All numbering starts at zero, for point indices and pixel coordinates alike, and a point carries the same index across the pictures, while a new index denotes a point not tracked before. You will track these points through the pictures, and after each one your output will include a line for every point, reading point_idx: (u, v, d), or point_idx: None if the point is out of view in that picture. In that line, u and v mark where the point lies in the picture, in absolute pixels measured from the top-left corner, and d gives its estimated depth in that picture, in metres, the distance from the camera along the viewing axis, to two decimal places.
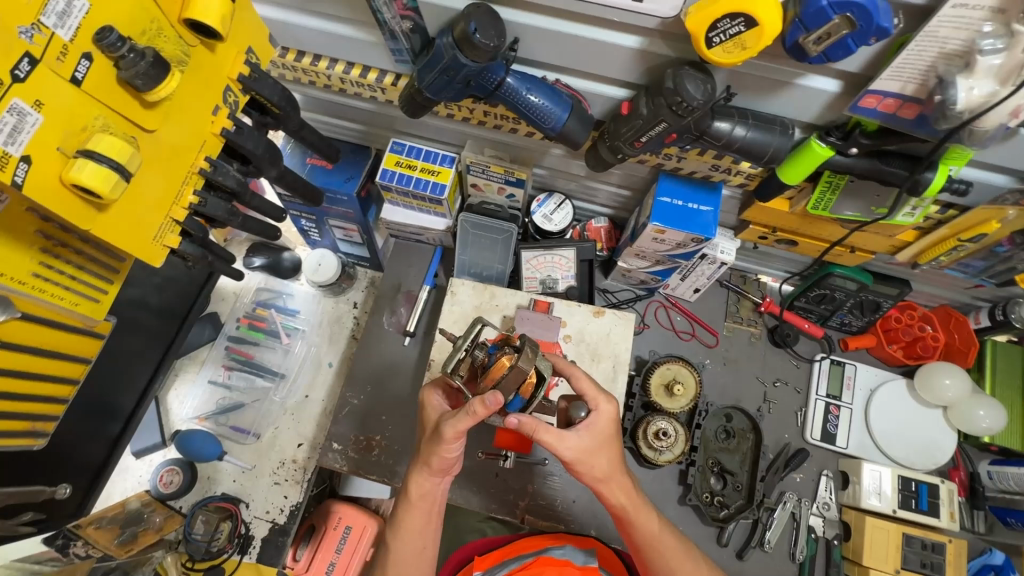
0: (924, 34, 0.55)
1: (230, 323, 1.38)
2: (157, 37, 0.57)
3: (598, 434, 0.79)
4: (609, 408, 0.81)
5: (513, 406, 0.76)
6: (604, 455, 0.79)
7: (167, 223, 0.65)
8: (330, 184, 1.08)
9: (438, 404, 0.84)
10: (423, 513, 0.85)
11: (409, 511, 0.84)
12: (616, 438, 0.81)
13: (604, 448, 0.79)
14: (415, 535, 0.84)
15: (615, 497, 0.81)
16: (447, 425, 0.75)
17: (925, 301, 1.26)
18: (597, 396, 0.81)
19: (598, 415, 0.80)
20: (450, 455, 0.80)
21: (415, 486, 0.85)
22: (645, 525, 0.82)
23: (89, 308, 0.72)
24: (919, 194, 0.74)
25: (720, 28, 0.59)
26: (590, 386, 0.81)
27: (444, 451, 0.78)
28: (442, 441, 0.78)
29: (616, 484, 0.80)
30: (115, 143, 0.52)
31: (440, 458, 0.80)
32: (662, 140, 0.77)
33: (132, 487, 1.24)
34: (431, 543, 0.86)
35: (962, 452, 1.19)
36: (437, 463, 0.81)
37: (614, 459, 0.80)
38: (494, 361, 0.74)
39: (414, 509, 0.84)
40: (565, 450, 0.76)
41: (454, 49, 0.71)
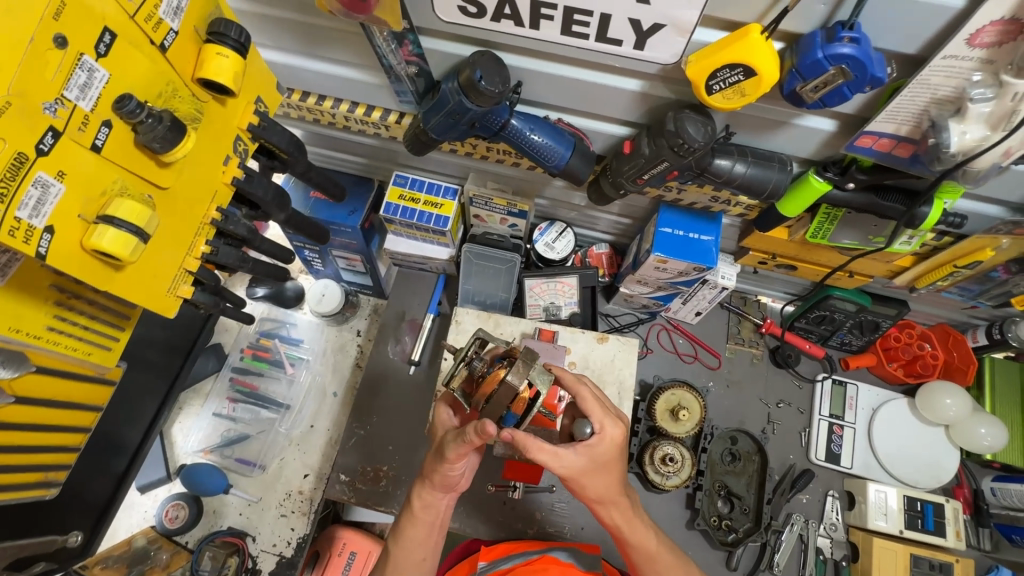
0: (916, 82, 0.57)
1: (234, 354, 1.38)
2: (171, 98, 0.59)
3: (599, 458, 0.75)
4: (615, 430, 0.76)
5: (507, 421, 0.70)
6: (603, 476, 0.76)
7: (180, 274, 0.66)
8: (334, 218, 1.09)
9: (446, 418, 0.84)
10: (425, 526, 0.83)
11: (413, 525, 0.83)
12: (619, 459, 0.77)
13: (603, 470, 0.76)
14: (417, 546, 0.83)
15: (610, 514, 0.80)
16: (452, 442, 0.73)
17: (923, 319, 1.27)
18: (603, 418, 0.75)
19: (602, 440, 0.75)
20: (454, 473, 0.78)
21: (417, 498, 0.84)
22: (640, 541, 0.81)
23: (101, 356, 0.73)
24: (916, 227, 0.76)
25: (719, 77, 0.61)
26: (596, 406, 0.76)
27: (446, 470, 0.77)
28: (443, 459, 0.76)
29: (615, 503, 0.79)
30: (134, 208, 0.54)
31: (445, 474, 0.79)
32: (664, 177, 0.78)
33: (137, 522, 1.24)
34: (432, 552, 0.84)
35: (965, 469, 1.20)
36: (441, 479, 0.80)
37: (612, 481, 0.77)
38: (490, 370, 0.68)
39: (417, 522, 0.83)
40: (559, 467, 0.73)
41: (459, 94, 0.72)
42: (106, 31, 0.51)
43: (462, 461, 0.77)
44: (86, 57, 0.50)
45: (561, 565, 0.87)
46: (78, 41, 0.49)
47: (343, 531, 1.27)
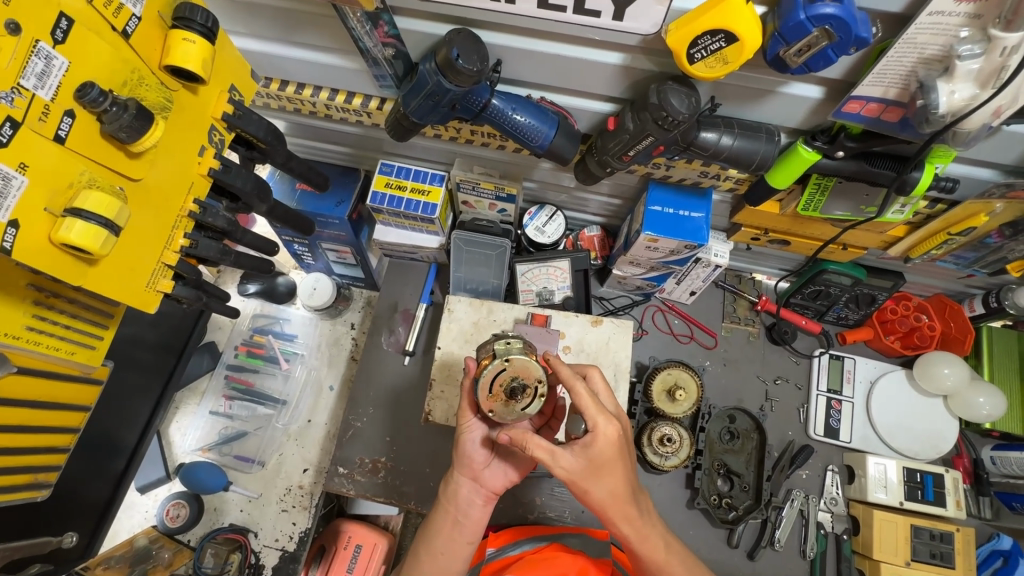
0: (902, 41, 0.55)
1: (229, 352, 1.38)
2: (138, 86, 0.57)
3: (596, 458, 0.71)
4: (608, 428, 0.71)
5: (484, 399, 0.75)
6: (603, 479, 0.72)
7: (159, 268, 0.65)
8: (320, 210, 1.07)
9: None
10: (448, 519, 0.79)
11: (436, 515, 0.80)
12: (616, 463, 0.72)
13: (604, 471, 0.72)
14: (438, 537, 0.78)
15: (620, 523, 0.75)
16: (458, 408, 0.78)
17: (919, 291, 1.27)
18: (596, 415, 0.71)
19: (595, 439, 0.71)
20: (469, 441, 0.78)
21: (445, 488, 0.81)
22: (648, 555, 0.77)
23: (85, 356, 0.72)
24: (908, 193, 0.74)
25: (701, 44, 0.60)
26: (588, 404, 0.71)
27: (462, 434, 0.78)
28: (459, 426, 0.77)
29: (621, 514, 0.74)
30: (103, 200, 0.53)
31: (463, 446, 0.78)
32: (650, 153, 0.77)
33: (139, 523, 1.23)
34: (451, 551, 0.78)
35: (965, 439, 1.19)
36: (463, 452, 0.79)
37: (617, 484, 0.72)
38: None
39: (441, 512, 0.79)
40: (556, 469, 0.71)
41: (437, 75, 0.71)
42: (62, 17, 0.50)
43: (475, 422, 0.77)
44: (42, 44, 0.49)
45: (571, 552, 0.87)
46: (32, 27, 0.48)
47: (347, 525, 1.27)
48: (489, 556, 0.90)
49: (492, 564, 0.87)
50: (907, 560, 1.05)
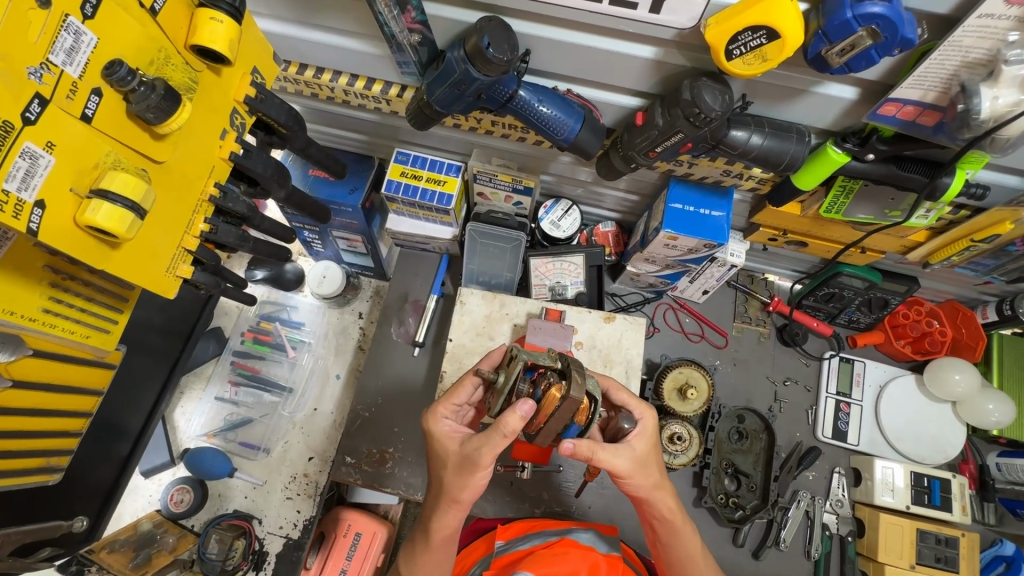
0: (948, 44, 0.54)
1: (235, 338, 1.36)
2: (165, 66, 0.56)
3: (647, 447, 0.75)
4: (651, 417, 0.77)
5: (568, 434, 0.70)
6: (654, 465, 0.75)
7: (179, 253, 0.64)
8: (334, 196, 1.06)
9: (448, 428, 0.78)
10: (446, 548, 0.78)
11: (430, 550, 0.78)
12: (658, 451, 0.77)
13: (655, 459, 0.76)
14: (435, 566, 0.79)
15: (660, 511, 0.77)
16: (483, 451, 0.69)
17: (931, 296, 1.26)
18: (640, 405, 0.78)
19: (641, 424, 0.76)
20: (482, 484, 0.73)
21: (436, 527, 0.77)
22: (685, 546, 0.79)
23: (100, 339, 0.71)
24: (937, 199, 0.74)
25: (741, 40, 0.58)
26: (632, 397, 0.78)
27: (476, 483, 0.72)
28: (474, 470, 0.71)
29: (664, 504, 0.77)
30: (129, 182, 0.52)
31: (471, 490, 0.73)
32: (677, 150, 0.76)
33: (143, 507, 1.24)
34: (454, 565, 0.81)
35: (971, 445, 1.20)
36: (471, 495, 0.74)
37: (661, 468, 0.77)
38: (541, 394, 0.66)
39: (436, 548, 0.78)
40: (618, 465, 0.71)
41: (466, 63, 0.69)
42: None
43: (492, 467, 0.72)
44: (72, 19, 0.47)
45: (582, 547, 0.83)
46: (62, 1, 0.46)
47: (348, 513, 1.27)
48: (498, 550, 0.87)
49: (502, 558, 0.85)
50: (912, 563, 1.06)
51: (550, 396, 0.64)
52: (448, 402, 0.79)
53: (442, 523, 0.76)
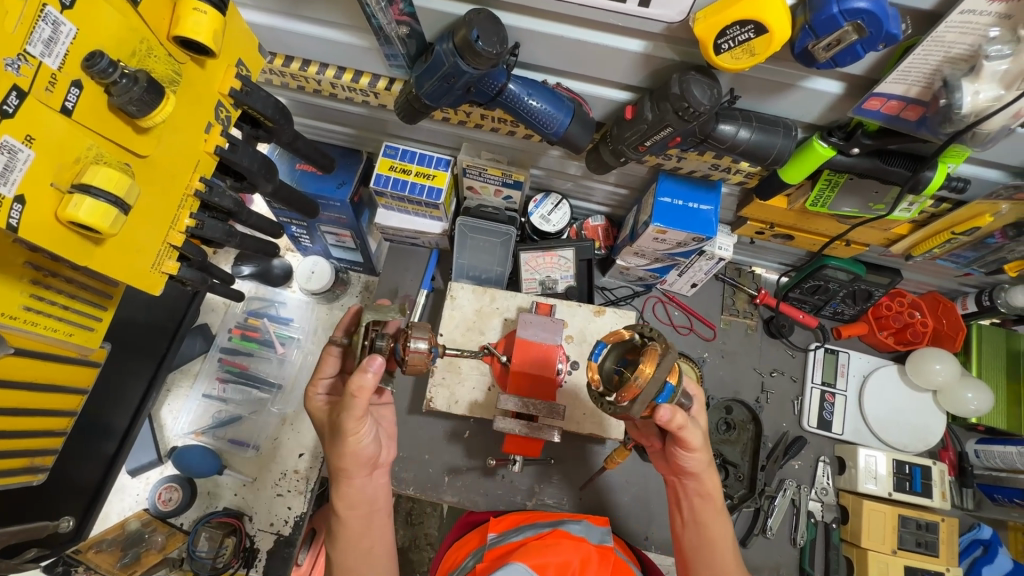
0: (931, 39, 0.55)
1: (222, 334, 1.35)
2: (147, 57, 0.55)
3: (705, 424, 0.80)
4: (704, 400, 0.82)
5: (662, 400, 0.69)
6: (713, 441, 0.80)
7: (164, 249, 0.63)
8: (322, 191, 1.04)
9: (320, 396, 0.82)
10: (360, 518, 0.78)
11: (343, 524, 0.78)
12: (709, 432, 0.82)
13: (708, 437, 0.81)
14: (358, 539, 0.78)
15: (706, 486, 0.81)
16: (346, 415, 0.72)
17: (914, 288, 1.29)
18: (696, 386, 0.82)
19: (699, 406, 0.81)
20: (364, 446, 0.75)
21: (344, 500, 0.78)
22: (716, 528, 0.80)
23: (84, 338, 0.70)
24: (919, 192, 0.76)
25: (729, 35, 0.59)
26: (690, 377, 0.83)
27: (354, 445, 0.74)
28: (345, 435, 0.74)
29: (710, 485, 0.81)
30: (112, 176, 0.51)
31: (354, 453, 0.75)
32: (666, 144, 0.76)
33: (130, 506, 1.22)
34: (379, 541, 0.79)
35: (951, 433, 1.23)
36: (357, 459, 0.76)
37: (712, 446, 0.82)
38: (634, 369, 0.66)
39: (348, 520, 0.78)
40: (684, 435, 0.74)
41: (454, 56, 0.69)
42: None
43: (367, 428, 0.75)
44: (50, 8, 0.46)
45: (574, 539, 0.80)
46: None
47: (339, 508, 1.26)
48: (491, 541, 0.86)
49: (494, 550, 0.82)
50: (894, 548, 1.09)
51: (414, 352, 0.70)
52: (316, 378, 0.82)
53: (344, 492, 0.78)
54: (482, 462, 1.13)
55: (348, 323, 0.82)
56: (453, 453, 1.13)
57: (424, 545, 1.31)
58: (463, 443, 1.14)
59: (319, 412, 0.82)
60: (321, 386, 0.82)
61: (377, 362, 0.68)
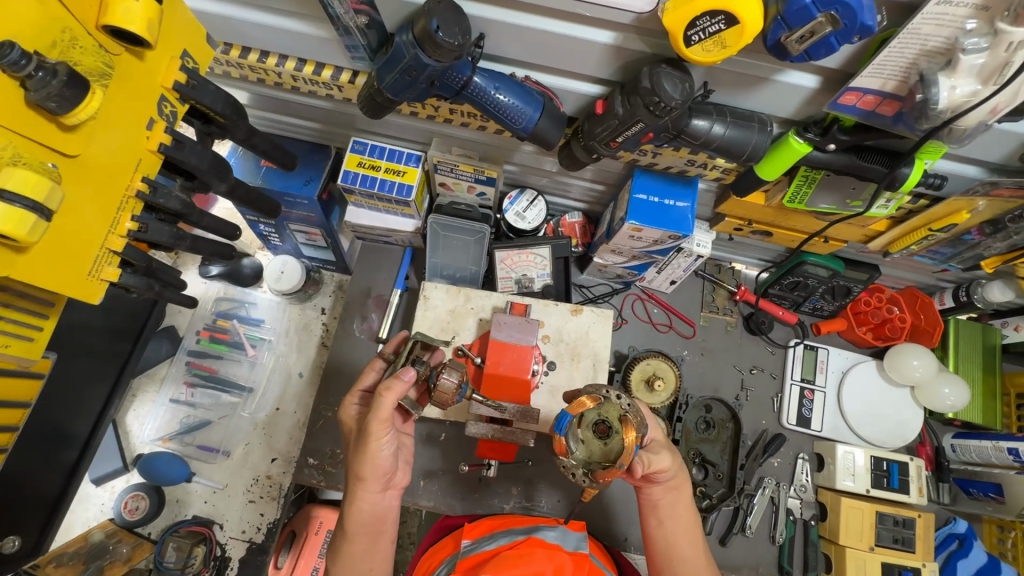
0: (907, 32, 0.53)
1: (190, 337, 1.30)
2: (70, 49, 0.51)
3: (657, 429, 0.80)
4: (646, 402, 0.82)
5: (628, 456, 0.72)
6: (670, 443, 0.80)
7: (103, 254, 0.59)
8: (287, 188, 1.00)
9: (354, 409, 0.82)
10: (367, 536, 0.75)
11: (349, 541, 0.74)
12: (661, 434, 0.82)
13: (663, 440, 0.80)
14: (360, 559, 0.74)
15: (678, 483, 0.80)
16: (372, 418, 0.71)
17: (893, 283, 1.28)
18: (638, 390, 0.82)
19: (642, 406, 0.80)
20: (383, 457, 0.73)
21: (354, 517, 0.74)
22: (687, 521, 0.80)
23: (22, 349, 0.66)
24: (896, 189, 0.74)
25: (699, 26, 0.55)
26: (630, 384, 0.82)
27: (374, 452, 0.72)
28: (371, 442, 0.72)
29: (682, 480, 0.80)
30: (28, 179, 0.47)
31: (373, 463, 0.73)
32: (638, 140, 0.73)
33: (94, 516, 1.18)
34: (381, 564, 0.76)
35: (928, 428, 1.23)
36: (377, 470, 0.73)
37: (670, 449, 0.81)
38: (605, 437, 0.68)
39: (356, 536, 0.74)
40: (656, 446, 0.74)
41: (415, 48, 0.65)
42: None
43: (388, 438, 0.74)
44: None
45: (548, 548, 0.77)
46: None
47: (319, 510, 1.22)
48: (464, 549, 0.84)
49: (467, 559, 0.79)
50: (871, 544, 1.08)
51: (443, 381, 0.76)
52: (354, 390, 0.83)
53: (356, 507, 0.74)
54: (458, 465, 1.10)
55: (396, 346, 0.87)
56: (429, 457, 1.10)
57: (403, 547, 1.28)
58: (440, 447, 1.11)
59: (349, 421, 0.82)
60: (357, 398, 0.83)
61: (411, 373, 0.73)
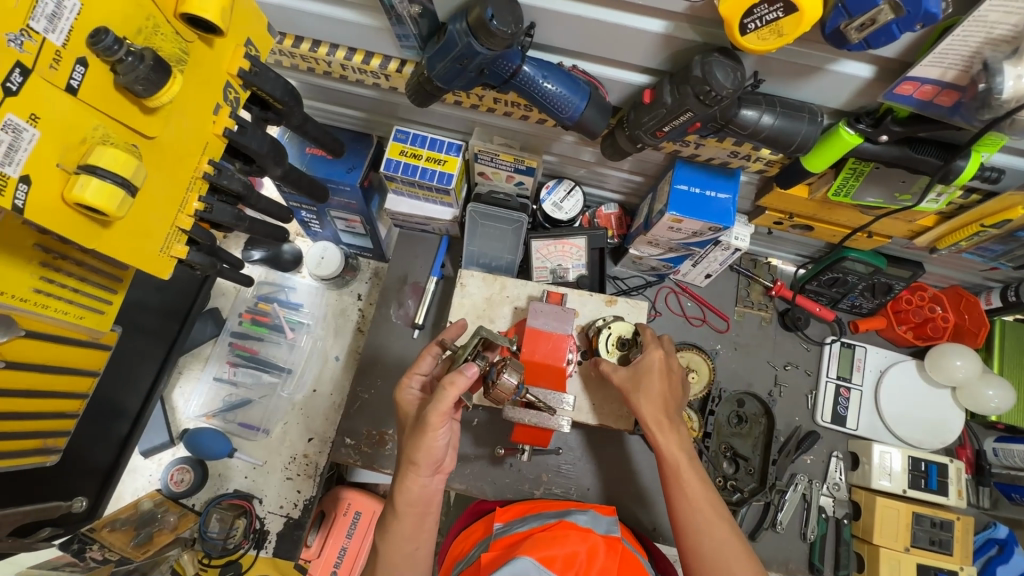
0: (972, 20, 0.52)
1: (233, 319, 1.35)
2: (153, 36, 0.54)
3: (637, 372, 0.88)
4: (654, 351, 0.89)
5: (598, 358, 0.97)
6: (643, 387, 0.87)
7: (173, 233, 0.62)
8: (332, 175, 1.03)
9: (413, 396, 0.86)
10: (415, 516, 0.78)
11: (397, 519, 0.77)
12: (660, 377, 0.87)
13: (643, 383, 0.87)
14: (406, 538, 0.77)
15: (649, 426, 0.85)
16: (432, 409, 0.74)
17: (936, 282, 1.25)
18: (651, 340, 0.91)
19: (644, 356, 0.89)
20: (439, 446, 0.76)
21: (400, 496, 0.77)
22: (671, 464, 0.83)
23: (95, 321, 0.70)
24: (949, 182, 0.73)
25: (756, 14, 0.56)
26: (651, 335, 0.92)
27: (430, 443, 0.75)
28: (425, 433, 0.75)
29: (648, 421, 0.86)
30: (118, 157, 0.50)
31: (429, 452, 0.76)
32: (685, 130, 0.73)
33: (143, 486, 1.24)
34: (424, 544, 0.79)
35: (969, 430, 1.21)
36: (428, 457, 0.76)
37: (654, 391, 0.86)
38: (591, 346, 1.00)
39: (404, 516, 0.77)
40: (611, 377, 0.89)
41: (468, 36, 0.67)
42: None
43: (444, 430, 0.76)
44: None
45: (581, 531, 0.79)
46: None
47: (347, 492, 1.27)
48: (497, 530, 0.86)
49: (502, 539, 0.81)
50: (906, 545, 1.07)
51: (505, 380, 0.80)
52: (411, 372, 0.87)
53: (405, 487, 0.77)
54: (491, 450, 1.13)
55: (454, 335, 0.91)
56: (462, 441, 1.12)
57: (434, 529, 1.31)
58: (472, 431, 1.13)
59: (408, 406, 0.85)
60: (416, 382, 0.87)
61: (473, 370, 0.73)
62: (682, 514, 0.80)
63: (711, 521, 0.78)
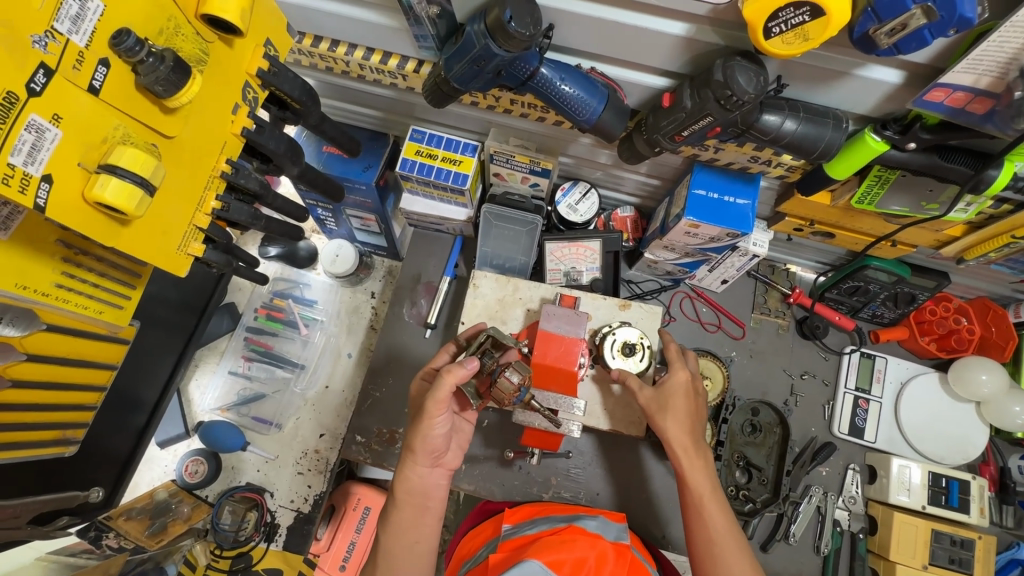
0: (1010, 26, 0.50)
1: (248, 314, 1.36)
2: (174, 36, 0.55)
3: (663, 392, 0.88)
4: (680, 372, 0.89)
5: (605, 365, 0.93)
6: (670, 407, 0.86)
7: (190, 231, 0.63)
8: (348, 174, 1.04)
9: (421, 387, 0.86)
10: (419, 514, 0.78)
11: (397, 510, 0.78)
12: (687, 399, 0.87)
13: (669, 403, 0.87)
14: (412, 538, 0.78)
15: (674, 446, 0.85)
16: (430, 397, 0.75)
17: (962, 293, 1.22)
18: (676, 359, 0.91)
19: (670, 376, 0.89)
20: (434, 434, 0.77)
21: (401, 483, 0.78)
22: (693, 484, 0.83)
23: (113, 316, 0.71)
24: (981, 192, 0.71)
25: (781, 17, 0.54)
26: (676, 354, 0.93)
27: (426, 429, 0.77)
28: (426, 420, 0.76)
29: (675, 440, 0.85)
30: (137, 157, 0.51)
31: (427, 440, 0.77)
32: (704, 134, 0.72)
33: (158, 476, 1.26)
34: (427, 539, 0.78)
35: (993, 447, 1.17)
36: (423, 445, 0.78)
37: (681, 412, 0.86)
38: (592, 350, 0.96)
39: (404, 506, 0.78)
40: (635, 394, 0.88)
41: (485, 37, 0.66)
42: None
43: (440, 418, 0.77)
44: None
45: (589, 538, 0.77)
46: None
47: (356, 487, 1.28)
48: (505, 532, 0.86)
49: (509, 541, 0.81)
50: (925, 563, 1.04)
51: (505, 380, 0.80)
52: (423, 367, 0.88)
53: (405, 477, 0.78)
54: (500, 452, 1.13)
55: (471, 334, 0.91)
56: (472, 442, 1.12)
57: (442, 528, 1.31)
58: (482, 433, 1.13)
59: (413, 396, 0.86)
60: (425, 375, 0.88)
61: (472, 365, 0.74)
62: (701, 535, 0.79)
63: (730, 545, 0.77)
